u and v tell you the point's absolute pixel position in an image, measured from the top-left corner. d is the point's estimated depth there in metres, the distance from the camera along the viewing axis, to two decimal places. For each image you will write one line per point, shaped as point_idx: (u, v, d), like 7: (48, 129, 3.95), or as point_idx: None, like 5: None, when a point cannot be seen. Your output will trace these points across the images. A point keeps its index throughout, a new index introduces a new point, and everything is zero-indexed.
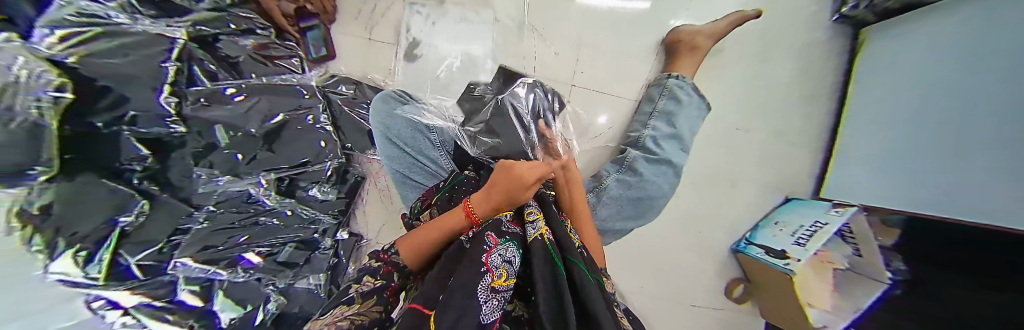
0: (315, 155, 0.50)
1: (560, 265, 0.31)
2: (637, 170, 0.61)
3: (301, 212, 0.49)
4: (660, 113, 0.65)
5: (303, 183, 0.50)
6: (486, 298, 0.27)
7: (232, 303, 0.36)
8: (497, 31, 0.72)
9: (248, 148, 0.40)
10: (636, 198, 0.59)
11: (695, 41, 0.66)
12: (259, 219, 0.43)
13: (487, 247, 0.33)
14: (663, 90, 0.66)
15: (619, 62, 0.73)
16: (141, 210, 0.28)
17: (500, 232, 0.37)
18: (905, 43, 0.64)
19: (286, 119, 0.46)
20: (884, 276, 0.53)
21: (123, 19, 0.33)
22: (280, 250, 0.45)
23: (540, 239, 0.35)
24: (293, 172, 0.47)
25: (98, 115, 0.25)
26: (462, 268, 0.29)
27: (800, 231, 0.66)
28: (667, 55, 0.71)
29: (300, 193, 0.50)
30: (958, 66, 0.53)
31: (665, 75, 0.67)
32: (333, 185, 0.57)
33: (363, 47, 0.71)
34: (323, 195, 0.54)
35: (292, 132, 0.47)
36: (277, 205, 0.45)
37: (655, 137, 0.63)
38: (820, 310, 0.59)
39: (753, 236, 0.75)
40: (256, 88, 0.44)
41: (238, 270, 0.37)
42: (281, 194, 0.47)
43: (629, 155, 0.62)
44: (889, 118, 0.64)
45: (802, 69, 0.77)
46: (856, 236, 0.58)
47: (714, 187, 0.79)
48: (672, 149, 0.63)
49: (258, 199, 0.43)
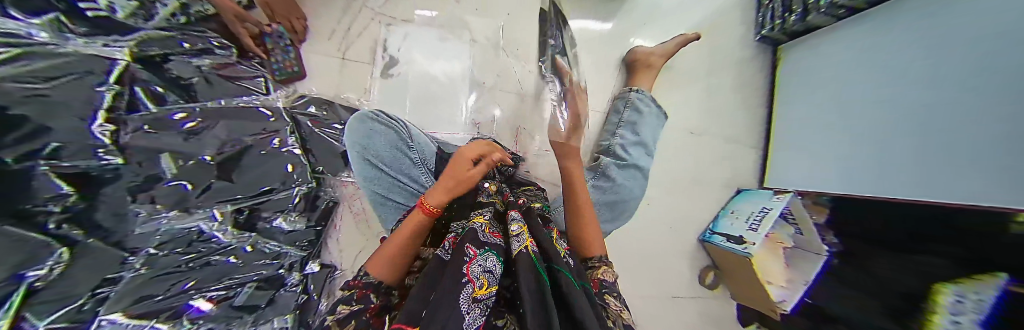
0: (280, 184, 0.46)
1: (544, 276, 0.33)
2: (610, 176, 0.63)
3: (266, 246, 0.45)
4: (625, 123, 0.71)
5: (266, 214, 0.45)
6: (469, 307, 0.27)
7: None
8: (474, 50, 0.75)
9: (202, 177, 0.37)
10: (612, 202, 0.62)
11: (649, 60, 0.75)
12: (211, 259, 0.39)
13: (468, 258, 0.34)
14: (626, 103, 0.73)
15: (588, 78, 0.80)
16: (56, 260, 0.23)
17: (479, 242, 0.38)
18: (819, 56, 0.79)
19: (249, 143, 0.43)
20: (821, 249, 0.66)
21: (45, 38, 0.28)
22: (238, 294, 0.40)
23: (525, 252, 0.36)
24: (254, 202, 0.43)
25: (9, 148, 0.20)
26: (446, 283, 0.30)
27: (753, 216, 0.75)
28: (627, 71, 0.80)
29: (262, 226, 0.45)
30: (874, 68, 0.65)
31: (627, 90, 0.75)
32: (301, 213, 0.51)
33: (336, 67, 0.69)
34: (289, 226, 0.49)
35: (256, 156, 0.44)
36: (235, 241, 0.41)
37: (624, 145, 0.68)
38: (778, 287, 0.68)
39: (716, 226, 0.83)
40: (212, 112, 0.41)
41: (182, 321, 0.33)
42: (239, 228, 0.42)
43: (602, 163, 0.65)
44: (811, 117, 0.78)
45: (738, 80, 0.91)
46: (796, 218, 0.71)
47: (680, 186, 0.87)
48: (639, 154, 0.69)
49: (212, 236, 0.39)
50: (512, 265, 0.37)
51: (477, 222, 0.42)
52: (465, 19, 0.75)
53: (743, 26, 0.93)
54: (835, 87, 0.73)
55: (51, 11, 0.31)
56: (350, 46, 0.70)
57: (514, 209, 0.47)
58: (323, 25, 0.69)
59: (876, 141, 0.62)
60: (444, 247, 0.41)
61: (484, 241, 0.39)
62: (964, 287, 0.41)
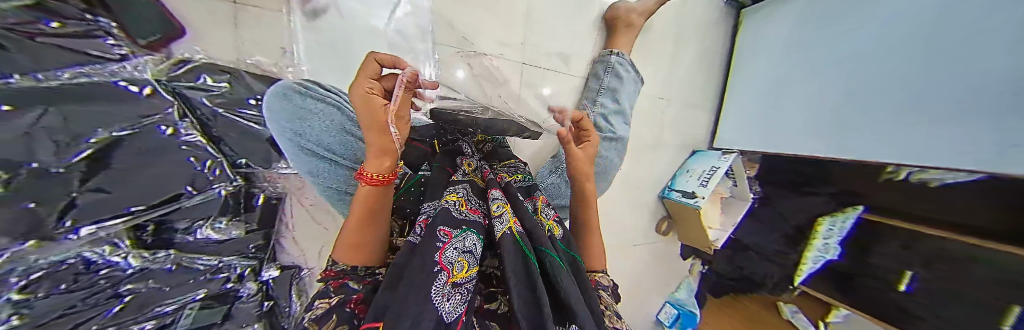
0: (191, 183, 0.35)
1: (529, 256, 0.35)
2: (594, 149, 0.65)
3: (197, 263, 0.37)
4: (606, 90, 0.72)
5: (182, 225, 0.35)
6: (448, 297, 0.28)
7: None
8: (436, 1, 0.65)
9: (51, 192, 0.22)
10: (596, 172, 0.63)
11: (630, 19, 0.74)
12: (120, 290, 0.30)
13: (440, 244, 0.32)
14: (608, 67, 0.74)
15: (567, 39, 0.77)
16: None
17: (455, 223, 0.36)
18: (770, 24, 0.95)
19: (118, 139, 0.27)
20: (746, 197, 0.94)
21: None
22: (179, 318, 0.34)
23: (510, 233, 0.36)
24: (160, 213, 0.32)
25: None
26: (412, 272, 0.29)
27: (704, 175, 0.89)
28: (607, 31, 0.79)
29: (182, 240, 0.36)
30: (816, 26, 0.84)
31: (608, 53, 0.75)
32: (237, 217, 0.42)
33: (228, 19, 0.52)
34: (222, 235, 0.40)
35: (131, 152, 0.29)
36: (148, 264, 0.32)
37: (604, 114, 0.70)
38: (716, 230, 0.94)
39: (673, 184, 0.96)
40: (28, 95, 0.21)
41: None
42: (149, 248, 0.32)
43: None
44: (768, 77, 0.95)
45: (704, 44, 0.99)
46: (736, 175, 0.94)
47: (648, 150, 0.95)
48: (619, 124, 0.70)
49: (107, 262, 0.29)
50: (494, 245, 0.37)
51: (458, 202, 0.40)
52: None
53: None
54: (781, 52, 0.92)
55: None
56: None
57: (496, 186, 0.45)
58: None
59: (815, 99, 0.82)
60: (415, 232, 0.36)
61: (461, 221, 0.37)
62: (835, 218, 0.74)
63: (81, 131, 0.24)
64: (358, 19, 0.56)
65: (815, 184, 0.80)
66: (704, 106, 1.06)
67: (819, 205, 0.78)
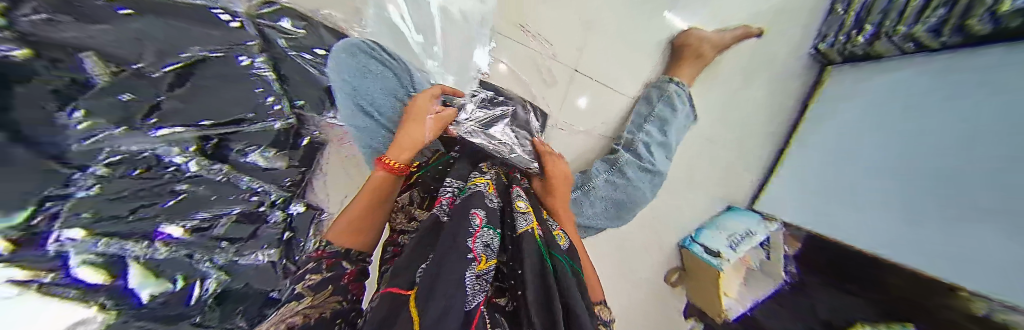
0: (253, 111, 0.38)
1: (547, 261, 0.34)
2: (625, 174, 0.69)
3: (242, 182, 0.40)
4: (654, 119, 0.71)
5: (238, 146, 0.38)
6: (474, 285, 0.28)
7: (155, 277, 0.25)
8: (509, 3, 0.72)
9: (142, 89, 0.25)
10: (621, 200, 0.69)
11: (701, 50, 0.71)
12: (176, 187, 0.30)
13: (473, 230, 0.33)
14: (662, 95, 0.72)
15: (622, 56, 0.77)
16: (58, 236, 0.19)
17: (486, 209, 0.38)
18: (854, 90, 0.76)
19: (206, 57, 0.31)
20: (780, 276, 0.78)
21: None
22: (216, 226, 0.34)
23: (530, 233, 0.37)
24: (226, 130, 0.35)
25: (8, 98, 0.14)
26: (440, 247, 0.30)
27: (735, 235, 0.87)
28: (672, 58, 0.76)
29: (237, 160, 0.39)
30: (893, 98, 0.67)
31: (667, 80, 0.72)
32: (279, 150, 0.45)
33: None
34: (266, 163, 0.43)
35: (214, 71, 0.32)
36: (205, 173, 0.34)
37: (647, 143, 0.70)
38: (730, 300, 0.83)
39: (697, 235, 0.95)
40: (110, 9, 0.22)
41: (157, 246, 0.27)
42: (209, 158, 0.34)
43: (620, 158, 0.70)
44: (829, 146, 0.78)
45: (773, 91, 0.92)
46: (772, 245, 0.82)
47: (676, 185, 1.00)
48: (659, 157, 0.71)
49: (172, 162, 0.30)
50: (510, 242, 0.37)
51: (478, 190, 0.41)
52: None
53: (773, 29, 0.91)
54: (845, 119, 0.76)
55: None
56: None
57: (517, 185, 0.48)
58: None
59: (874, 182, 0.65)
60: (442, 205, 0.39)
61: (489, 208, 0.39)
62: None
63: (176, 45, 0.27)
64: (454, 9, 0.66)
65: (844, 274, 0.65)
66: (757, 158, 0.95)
67: (858, 307, 0.60)
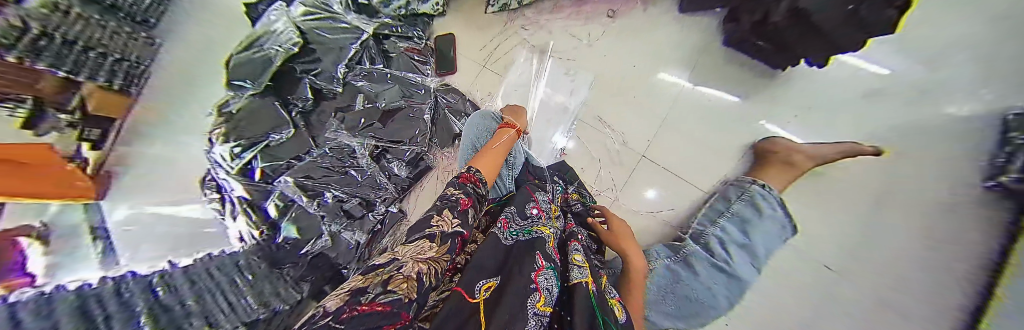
0: (407, 140, 0.60)
1: (601, 322, 0.26)
2: (692, 266, 0.46)
3: (379, 177, 0.59)
4: (732, 217, 0.47)
5: (388, 157, 0.60)
6: (533, 317, 0.23)
7: (296, 228, 0.48)
8: (622, 65, 0.65)
9: (343, 152, 0.55)
10: (689, 298, 0.45)
11: (792, 157, 0.49)
12: (352, 169, 0.56)
13: (536, 266, 0.29)
14: (742, 193, 0.48)
15: (705, 158, 0.57)
16: (287, 234, 0.47)
17: (547, 255, 0.32)
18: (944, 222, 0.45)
19: (379, 127, 0.58)
20: None
21: (224, 160, 0.42)
22: (349, 201, 0.56)
23: (585, 286, 0.29)
24: (390, 145, 0.59)
25: (275, 175, 0.49)
26: (508, 271, 0.28)
27: None
28: (753, 162, 0.54)
29: (384, 163, 0.60)
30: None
31: (747, 179, 0.49)
32: (407, 165, 0.62)
33: (481, 57, 0.74)
34: (397, 170, 0.61)
35: (403, 118, 0.60)
36: (368, 166, 0.58)
37: (722, 243, 0.46)
38: None
39: None
40: (288, 84, 0.49)
41: (313, 201, 0.51)
42: (372, 158, 0.58)
43: (687, 245, 0.48)
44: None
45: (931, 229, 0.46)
46: None
47: None
48: (744, 266, 0.45)
49: (355, 155, 0.56)
50: (563, 299, 0.29)
51: (543, 238, 0.35)
52: (600, 51, 0.67)
53: (900, 147, 0.50)
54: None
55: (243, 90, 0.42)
56: (503, 42, 0.73)
57: (576, 239, 0.41)
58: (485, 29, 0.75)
59: None
60: (500, 228, 0.36)
61: (551, 255, 0.33)
62: None
63: (380, 123, 0.58)
64: (597, 57, 0.67)
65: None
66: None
67: None
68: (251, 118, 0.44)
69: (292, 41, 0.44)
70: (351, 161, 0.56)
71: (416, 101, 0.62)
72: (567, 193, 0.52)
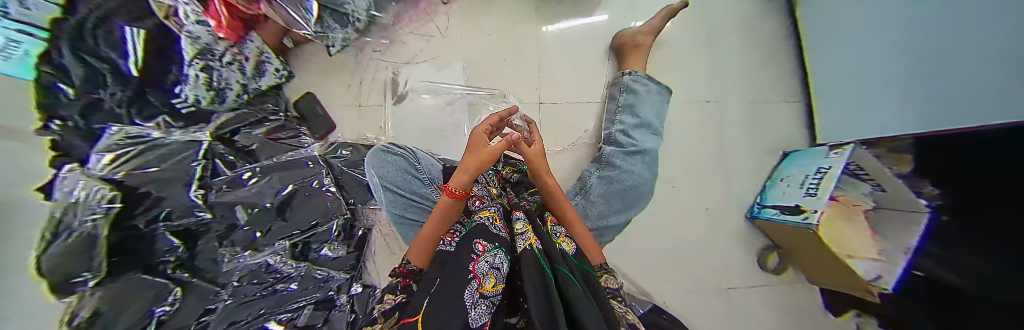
0: (324, 217, 0.56)
1: (549, 273, 0.28)
2: (615, 164, 0.62)
3: (316, 272, 0.52)
4: (624, 108, 0.67)
5: (315, 245, 0.54)
6: (475, 301, 0.25)
7: None
8: (476, 48, 0.80)
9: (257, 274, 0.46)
10: (621, 191, 0.60)
11: (636, 41, 0.71)
12: (278, 287, 0.47)
13: (474, 254, 0.31)
14: (622, 88, 0.69)
15: (573, 81, 0.78)
16: None
17: (489, 238, 0.35)
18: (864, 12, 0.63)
19: (285, 223, 0.51)
20: (918, 206, 0.43)
21: None
22: (299, 315, 0.44)
23: (530, 249, 0.32)
24: (306, 236, 0.53)
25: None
26: (449, 274, 0.28)
27: (808, 181, 0.63)
28: (617, 57, 0.76)
29: (313, 255, 0.54)
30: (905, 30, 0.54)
31: (621, 74, 0.70)
32: (342, 241, 0.59)
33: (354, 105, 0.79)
34: (333, 253, 0.57)
35: (302, 199, 0.54)
36: (294, 270, 0.50)
37: (625, 131, 0.65)
38: (866, 260, 0.49)
39: (765, 199, 0.72)
40: (141, 244, 0.35)
41: None
42: (296, 259, 0.51)
43: (605, 152, 0.64)
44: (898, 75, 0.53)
45: (750, 40, 0.84)
46: (869, 173, 0.52)
47: (731, 154, 0.78)
48: (645, 137, 0.64)
49: (276, 268, 0.48)
50: (517, 269, 0.32)
51: (484, 223, 0.39)
52: (452, 45, 0.80)
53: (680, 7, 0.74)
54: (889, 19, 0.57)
55: (85, 283, 0.28)
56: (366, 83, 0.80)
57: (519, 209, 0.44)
58: (338, 83, 0.80)
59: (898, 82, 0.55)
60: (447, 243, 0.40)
61: (494, 236, 0.36)
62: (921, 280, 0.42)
63: (280, 219, 0.50)
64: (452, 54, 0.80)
65: (978, 213, 0.35)
66: (779, 98, 0.81)
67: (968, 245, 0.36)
68: (121, 306, 0.30)
69: (108, 198, 0.32)
70: (275, 277, 0.47)
71: (312, 175, 0.58)
72: (494, 180, 0.56)
